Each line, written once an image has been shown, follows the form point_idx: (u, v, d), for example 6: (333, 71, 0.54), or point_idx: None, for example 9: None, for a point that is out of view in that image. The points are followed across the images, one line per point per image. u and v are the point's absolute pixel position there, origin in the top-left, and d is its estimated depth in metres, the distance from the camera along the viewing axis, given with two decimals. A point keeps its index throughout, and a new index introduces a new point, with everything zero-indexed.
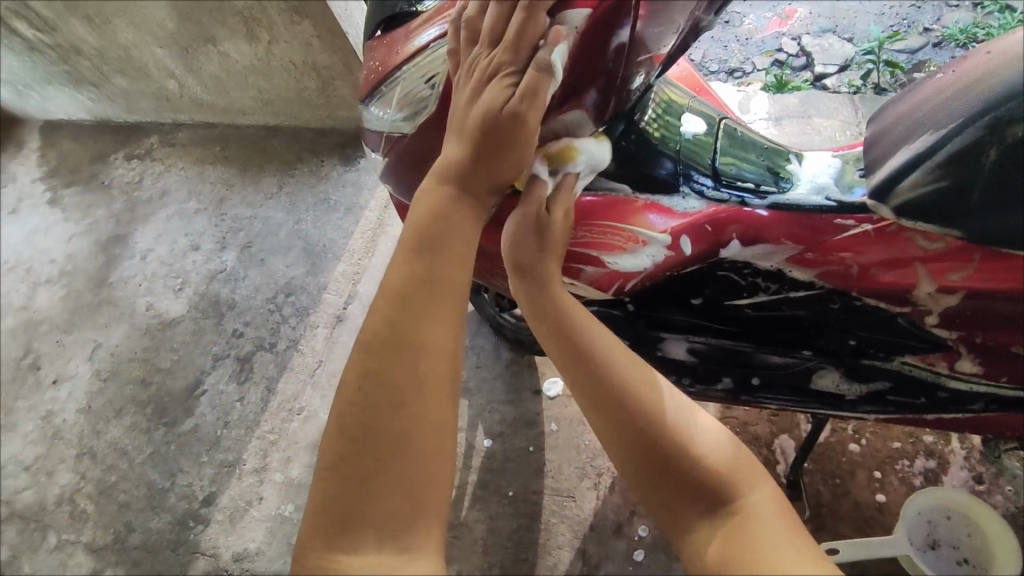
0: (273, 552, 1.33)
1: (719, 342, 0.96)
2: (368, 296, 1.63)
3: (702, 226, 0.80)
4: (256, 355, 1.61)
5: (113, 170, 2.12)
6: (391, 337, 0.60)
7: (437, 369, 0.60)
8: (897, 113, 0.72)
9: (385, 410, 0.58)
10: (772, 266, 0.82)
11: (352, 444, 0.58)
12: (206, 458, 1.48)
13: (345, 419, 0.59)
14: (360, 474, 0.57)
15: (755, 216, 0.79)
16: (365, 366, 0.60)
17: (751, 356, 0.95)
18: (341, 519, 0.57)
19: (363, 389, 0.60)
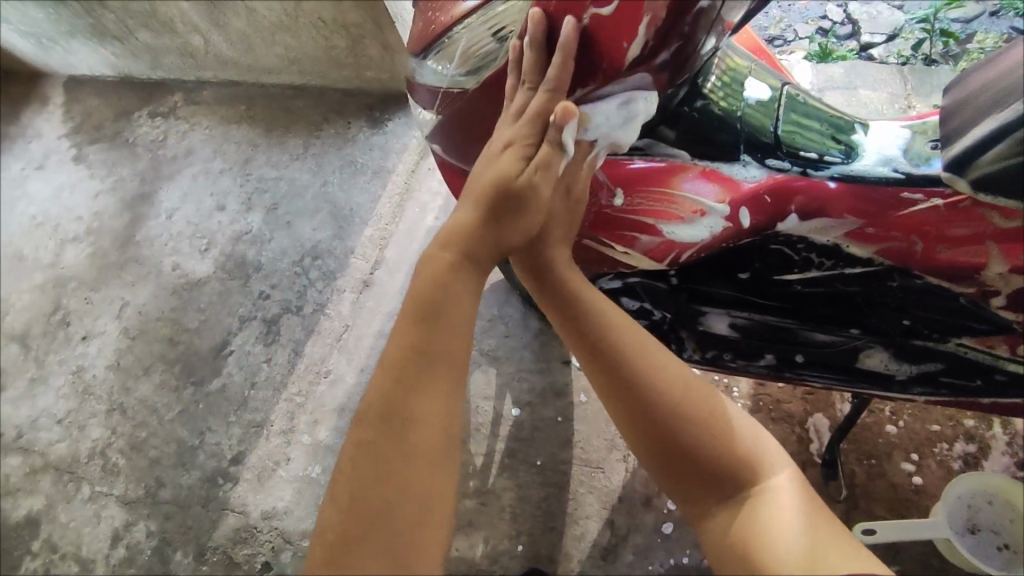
0: (302, 512, 1.35)
1: (763, 317, 0.93)
2: (396, 262, 1.62)
3: (761, 198, 0.78)
4: (283, 317, 1.60)
5: (138, 127, 2.10)
6: (407, 353, 0.63)
7: (446, 385, 0.63)
8: (981, 81, 0.68)
9: (405, 430, 0.61)
10: (830, 240, 0.79)
11: (371, 462, 0.60)
12: (235, 417, 1.49)
13: (362, 432, 0.62)
14: (370, 493, 0.59)
15: (822, 187, 0.76)
16: (384, 382, 0.63)
17: (796, 333, 0.93)
18: (348, 537, 0.58)
19: (383, 411, 0.62)
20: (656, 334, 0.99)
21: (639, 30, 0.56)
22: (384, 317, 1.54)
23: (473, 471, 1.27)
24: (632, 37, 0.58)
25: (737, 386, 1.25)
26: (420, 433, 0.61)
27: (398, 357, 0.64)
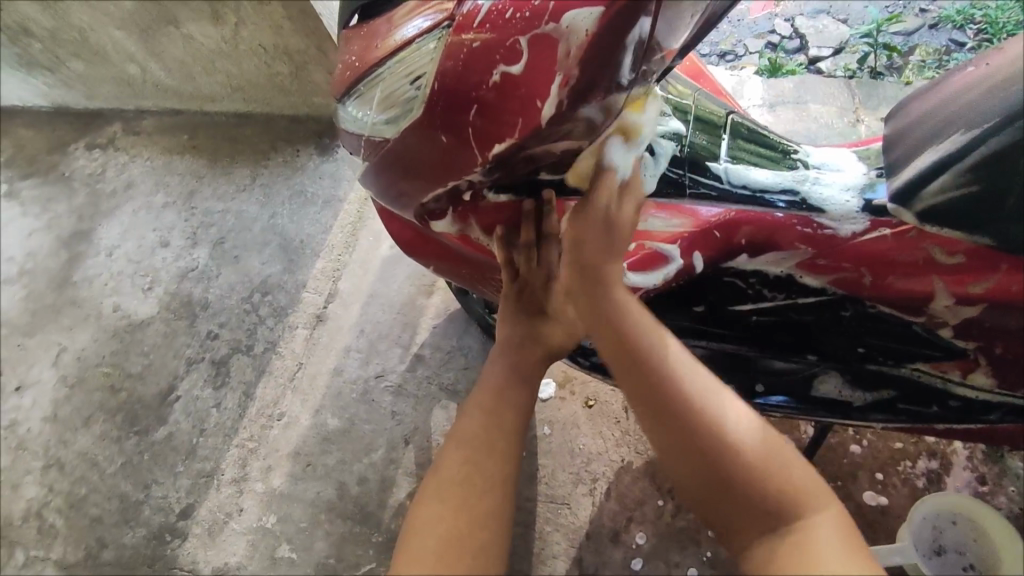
0: (255, 567, 1.27)
1: (720, 347, 0.91)
2: (349, 294, 1.56)
3: (710, 233, 0.76)
4: (232, 357, 1.53)
5: (74, 160, 2.01)
6: (495, 384, 0.70)
7: (528, 409, 0.70)
8: (923, 109, 0.69)
9: (489, 441, 0.66)
10: (783, 271, 0.77)
11: (465, 467, 0.65)
12: (182, 467, 1.41)
13: (458, 449, 0.66)
14: (479, 504, 0.63)
15: (772, 219, 0.74)
16: (484, 402, 0.69)
17: (755, 361, 0.91)
18: (455, 546, 0.60)
19: (482, 426, 0.67)
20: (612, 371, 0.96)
21: (552, 90, 0.52)
22: (339, 353, 1.48)
23: None
24: (545, 94, 0.52)
25: None
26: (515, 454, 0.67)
27: (487, 387, 0.71)
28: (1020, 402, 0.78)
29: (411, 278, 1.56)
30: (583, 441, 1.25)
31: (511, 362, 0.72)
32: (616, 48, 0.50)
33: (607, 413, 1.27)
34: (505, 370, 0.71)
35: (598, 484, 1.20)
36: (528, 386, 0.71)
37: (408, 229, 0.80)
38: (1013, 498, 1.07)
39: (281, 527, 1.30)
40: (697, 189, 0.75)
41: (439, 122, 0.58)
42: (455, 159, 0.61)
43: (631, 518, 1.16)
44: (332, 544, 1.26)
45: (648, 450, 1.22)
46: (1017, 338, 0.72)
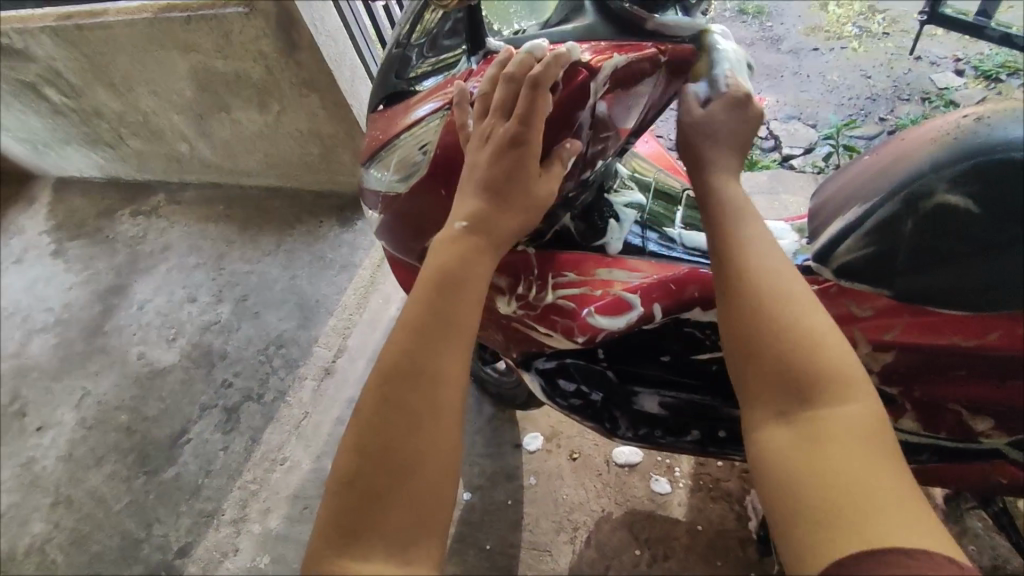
0: None
1: (687, 397, 1.03)
2: (357, 350, 1.69)
3: (667, 285, 0.85)
4: (243, 405, 1.63)
5: (119, 225, 2.22)
6: (413, 323, 0.65)
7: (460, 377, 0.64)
8: (834, 188, 0.84)
9: (398, 428, 0.61)
10: None
11: (366, 459, 0.61)
12: (185, 507, 1.48)
13: (360, 430, 0.62)
14: (384, 496, 0.59)
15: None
16: (387, 369, 0.64)
17: (717, 409, 1.04)
18: (349, 548, 0.58)
19: (387, 400, 0.62)
20: (590, 412, 1.08)
21: None
22: (342, 403, 1.59)
23: None
24: None
25: (678, 466, 1.31)
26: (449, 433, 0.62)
27: (392, 346, 0.65)
28: (948, 444, 0.87)
29: None
30: (566, 491, 1.32)
31: (434, 300, 0.65)
32: (573, 115, 0.69)
33: (590, 466, 1.35)
34: (426, 305, 0.65)
35: (579, 532, 1.26)
36: (459, 342, 0.65)
37: (413, 277, 0.95)
38: (973, 555, 1.12)
39: (274, 568, 1.35)
40: (653, 248, 0.90)
41: (441, 177, 0.76)
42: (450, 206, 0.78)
43: (609, 566, 1.21)
44: None
45: (626, 501, 1.29)
46: (930, 382, 0.83)
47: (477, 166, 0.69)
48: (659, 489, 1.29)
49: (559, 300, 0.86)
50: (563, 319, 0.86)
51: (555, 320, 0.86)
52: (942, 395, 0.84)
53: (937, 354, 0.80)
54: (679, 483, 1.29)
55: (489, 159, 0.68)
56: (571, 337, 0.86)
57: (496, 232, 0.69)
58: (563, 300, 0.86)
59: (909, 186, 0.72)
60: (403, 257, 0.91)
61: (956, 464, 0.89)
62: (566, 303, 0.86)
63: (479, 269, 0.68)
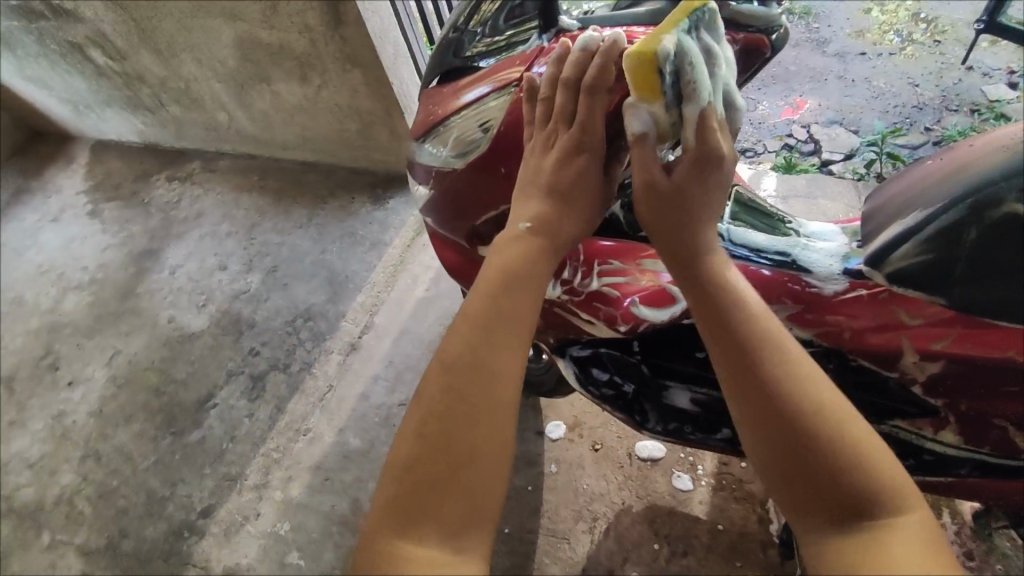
0: (264, 570, 1.33)
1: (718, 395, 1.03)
2: (384, 328, 1.70)
3: None
4: (269, 374, 1.65)
5: (154, 190, 2.25)
6: (469, 315, 0.66)
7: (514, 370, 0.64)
8: (891, 193, 0.82)
9: (458, 417, 0.61)
10: None
11: (426, 447, 0.61)
12: (209, 470, 1.51)
13: (422, 417, 0.63)
14: (441, 485, 0.59)
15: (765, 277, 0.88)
16: (452, 357, 0.64)
17: None
18: (404, 534, 0.58)
19: (450, 390, 0.63)
20: (620, 403, 1.07)
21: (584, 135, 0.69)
22: (367, 379, 1.60)
23: None
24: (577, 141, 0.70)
25: (701, 464, 1.30)
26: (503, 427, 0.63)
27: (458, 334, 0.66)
28: (987, 459, 0.86)
29: (441, 319, 1.69)
30: (587, 482, 1.32)
31: (497, 294, 0.66)
32: None
33: (612, 457, 1.35)
34: (491, 297, 0.66)
35: (598, 523, 1.27)
36: (514, 335, 0.65)
37: (456, 257, 0.94)
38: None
39: (294, 535, 1.37)
40: None
41: (499, 160, 0.77)
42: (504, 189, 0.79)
43: (627, 558, 1.21)
44: (340, 555, 1.33)
45: (647, 496, 1.28)
46: (977, 395, 0.82)
47: (543, 167, 0.70)
48: (681, 486, 1.28)
49: (603, 287, 0.86)
50: (606, 307, 0.85)
51: (597, 308, 0.86)
52: (988, 410, 0.82)
53: (987, 367, 0.79)
54: (702, 481, 1.28)
55: (556, 161, 0.70)
56: (612, 326, 0.86)
57: (551, 228, 0.70)
58: (608, 288, 0.86)
59: (975, 194, 0.70)
60: (450, 236, 0.91)
61: (996, 480, 0.88)
62: (610, 291, 0.85)
63: (539, 265, 0.69)
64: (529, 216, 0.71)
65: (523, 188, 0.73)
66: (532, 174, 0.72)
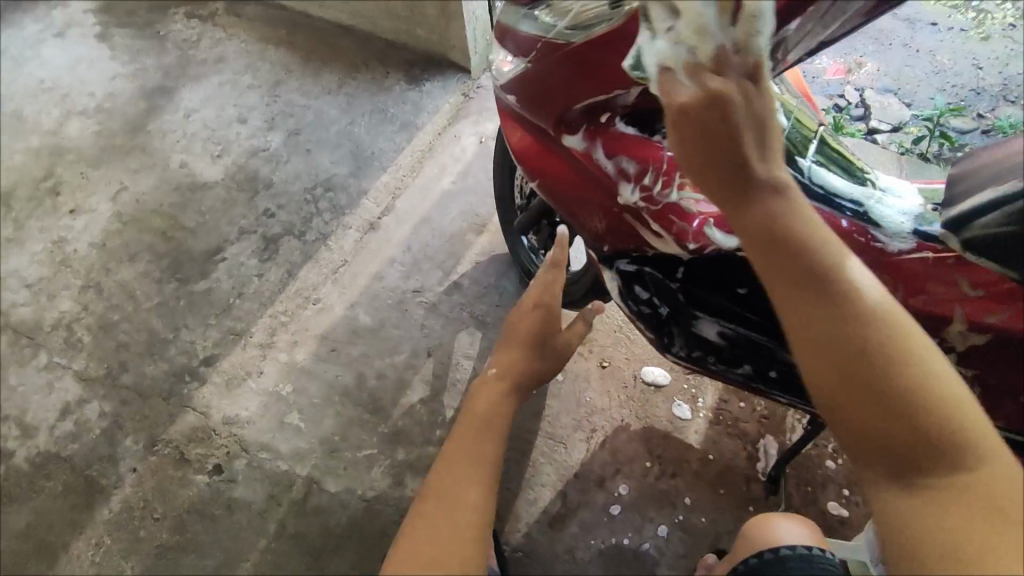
0: (263, 425, 1.35)
1: (745, 332, 1.05)
2: (405, 213, 1.66)
3: None
4: (283, 237, 1.61)
5: (171, 23, 2.08)
6: (454, 446, 0.82)
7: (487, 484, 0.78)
8: (989, 156, 0.76)
9: (469, 453, 0.80)
10: None
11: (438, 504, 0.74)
12: (214, 321, 1.49)
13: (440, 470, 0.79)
14: (451, 531, 0.71)
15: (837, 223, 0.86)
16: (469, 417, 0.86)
17: (773, 351, 1.04)
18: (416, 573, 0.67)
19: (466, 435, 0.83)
20: (653, 324, 1.07)
21: None
22: (383, 261, 1.58)
23: (443, 421, 1.34)
24: None
25: (703, 397, 1.35)
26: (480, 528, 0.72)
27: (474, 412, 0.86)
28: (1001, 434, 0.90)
29: (464, 216, 1.66)
30: (590, 395, 1.36)
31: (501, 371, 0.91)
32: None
33: (618, 377, 1.38)
34: (498, 375, 0.91)
35: (596, 434, 1.31)
36: (487, 457, 0.80)
37: (533, 141, 0.91)
38: None
39: (295, 397, 1.39)
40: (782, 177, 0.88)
41: (592, 56, 0.72)
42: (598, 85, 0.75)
43: (619, 470, 1.27)
44: (340, 423, 1.35)
45: (647, 417, 1.33)
46: (1011, 371, 0.85)
47: (517, 327, 0.95)
48: (680, 414, 1.33)
49: (683, 198, 0.82)
50: (679, 220, 0.82)
51: (670, 222, 0.83)
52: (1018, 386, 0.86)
53: None
54: (700, 413, 1.33)
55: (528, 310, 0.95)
56: (681, 242, 0.83)
57: (519, 368, 0.92)
58: (688, 201, 0.82)
59: None
60: (533, 119, 0.88)
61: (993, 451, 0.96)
62: (689, 203, 0.82)
63: (510, 399, 0.89)
64: (505, 363, 0.92)
65: (503, 347, 0.95)
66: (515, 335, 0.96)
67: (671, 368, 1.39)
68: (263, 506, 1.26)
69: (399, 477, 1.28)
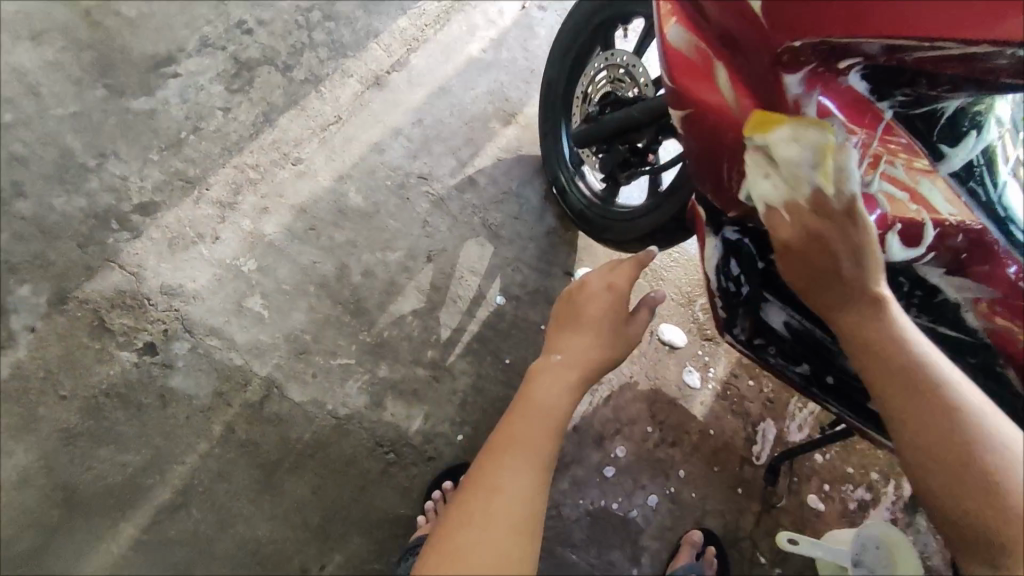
0: (215, 304, 1.09)
1: (811, 328, 0.87)
2: (421, 74, 1.33)
3: (955, 237, 0.68)
4: (260, 66, 1.24)
5: None
6: (493, 446, 0.61)
7: (532, 487, 0.58)
8: None
9: (521, 435, 0.61)
10: (958, 297, 0.72)
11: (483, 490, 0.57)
12: (156, 157, 1.15)
13: (489, 453, 0.61)
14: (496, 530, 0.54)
15: (1000, 268, 0.69)
16: (529, 389, 0.67)
17: (833, 356, 0.88)
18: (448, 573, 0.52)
19: (522, 414, 0.64)
20: (726, 303, 0.91)
21: None
22: (386, 129, 1.27)
23: (436, 342, 1.15)
24: None
25: (714, 368, 1.25)
26: (517, 553, 0.54)
27: (535, 383, 0.67)
28: None
29: (491, 96, 1.34)
30: None
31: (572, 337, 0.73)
32: None
33: None
34: (569, 343, 0.72)
35: (601, 388, 1.20)
36: (542, 447, 0.61)
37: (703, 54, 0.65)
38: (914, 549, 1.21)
39: (258, 277, 1.13)
40: (977, 187, 0.69)
41: None
42: (838, 9, 0.51)
43: (618, 430, 1.18)
44: (312, 320, 1.12)
45: (655, 379, 1.23)
46: None
47: (588, 305, 0.75)
48: (689, 381, 1.24)
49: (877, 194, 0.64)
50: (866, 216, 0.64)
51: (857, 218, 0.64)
52: None
53: None
54: (709, 384, 1.25)
55: (600, 289, 0.76)
56: None
57: (585, 352, 0.71)
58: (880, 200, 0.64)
59: None
60: (733, 29, 0.60)
61: None
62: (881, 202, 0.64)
63: (573, 396, 0.68)
64: (568, 347, 0.71)
65: (565, 329, 0.75)
66: (577, 299, 0.77)
67: (688, 330, 1.27)
68: (207, 403, 1.05)
69: (378, 397, 1.10)
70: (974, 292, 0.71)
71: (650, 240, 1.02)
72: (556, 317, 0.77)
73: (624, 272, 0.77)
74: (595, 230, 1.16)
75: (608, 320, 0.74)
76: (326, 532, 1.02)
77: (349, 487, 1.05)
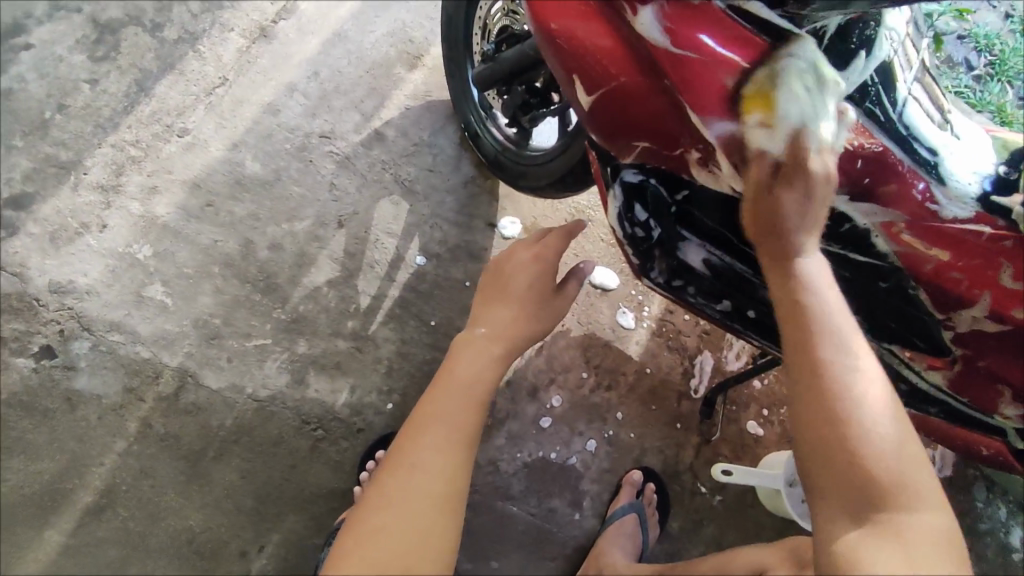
0: (111, 298, 1.03)
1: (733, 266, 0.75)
2: (311, 21, 1.22)
3: (854, 160, 0.58)
4: (125, 28, 1.15)
5: None
6: (412, 425, 0.56)
7: (452, 458, 0.53)
8: None
9: (441, 405, 0.56)
10: (862, 224, 0.61)
11: (400, 462, 0.52)
12: (22, 145, 1.08)
13: (409, 426, 0.56)
14: (412, 503, 0.50)
15: (908, 187, 0.59)
16: (450, 363, 0.62)
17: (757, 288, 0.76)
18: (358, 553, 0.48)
19: (446, 386, 0.59)
20: (638, 251, 0.77)
21: None
22: (278, 86, 1.17)
23: (355, 311, 1.10)
24: None
25: (650, 306, 1.23)
26: (437, 528, 0.50)
27: (459, 356, 0.62)
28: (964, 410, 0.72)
29: (392, 37, 1.24)
30: None
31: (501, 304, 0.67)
32: None
33: None
34: (494, 312, 0.67)
35: None
36: (465, 414, 0.56)
37: None
38: None
39: (154, 262, 1.06)
40: (870, 106, 0.59)
41: None
42: None
43: (553, 380, 1.18)
44: (220, 303, 1.06)
45: (588, 324, 1.21)
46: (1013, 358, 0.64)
47: (516, 271, 0.70)
48: (623, 322, 1.22)
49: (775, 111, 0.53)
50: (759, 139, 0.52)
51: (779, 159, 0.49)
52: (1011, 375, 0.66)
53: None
54: (644, 322, 1.22)
55: (528, 260, 0.70)
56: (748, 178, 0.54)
57: (510, 322, 0.66)
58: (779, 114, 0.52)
59: None
60: None
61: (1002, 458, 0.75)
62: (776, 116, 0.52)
63: (498, 370, 0.62)
64: (496, 320, 0.66)
65: (490, 296, 0.70)
66: (504, 264, 0.71)
67: (621, 271, 1.24)
68: (119, 401, 1.01)
69: (300, 374, 1.06)
70: (875, 215, 0.61)
71: (561, 184, 0.95)
72: (482, 286, 0.71)
73: (553, 242, 0.72)
74: (508, 176, 1.08)
75: (537, 285, 0.69)
76: (261, 513, 1.01)
77: (279, 468, 1.03)
